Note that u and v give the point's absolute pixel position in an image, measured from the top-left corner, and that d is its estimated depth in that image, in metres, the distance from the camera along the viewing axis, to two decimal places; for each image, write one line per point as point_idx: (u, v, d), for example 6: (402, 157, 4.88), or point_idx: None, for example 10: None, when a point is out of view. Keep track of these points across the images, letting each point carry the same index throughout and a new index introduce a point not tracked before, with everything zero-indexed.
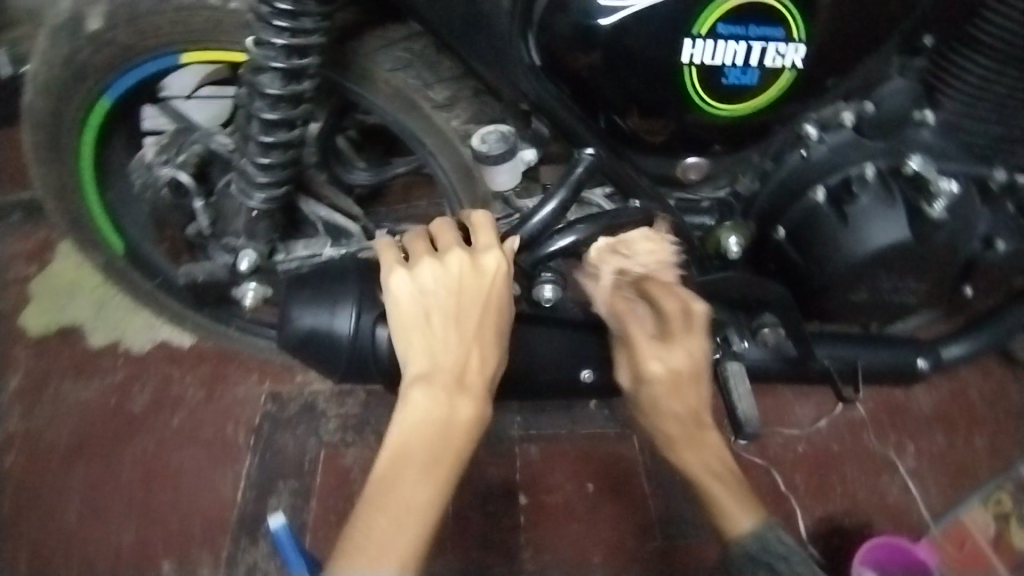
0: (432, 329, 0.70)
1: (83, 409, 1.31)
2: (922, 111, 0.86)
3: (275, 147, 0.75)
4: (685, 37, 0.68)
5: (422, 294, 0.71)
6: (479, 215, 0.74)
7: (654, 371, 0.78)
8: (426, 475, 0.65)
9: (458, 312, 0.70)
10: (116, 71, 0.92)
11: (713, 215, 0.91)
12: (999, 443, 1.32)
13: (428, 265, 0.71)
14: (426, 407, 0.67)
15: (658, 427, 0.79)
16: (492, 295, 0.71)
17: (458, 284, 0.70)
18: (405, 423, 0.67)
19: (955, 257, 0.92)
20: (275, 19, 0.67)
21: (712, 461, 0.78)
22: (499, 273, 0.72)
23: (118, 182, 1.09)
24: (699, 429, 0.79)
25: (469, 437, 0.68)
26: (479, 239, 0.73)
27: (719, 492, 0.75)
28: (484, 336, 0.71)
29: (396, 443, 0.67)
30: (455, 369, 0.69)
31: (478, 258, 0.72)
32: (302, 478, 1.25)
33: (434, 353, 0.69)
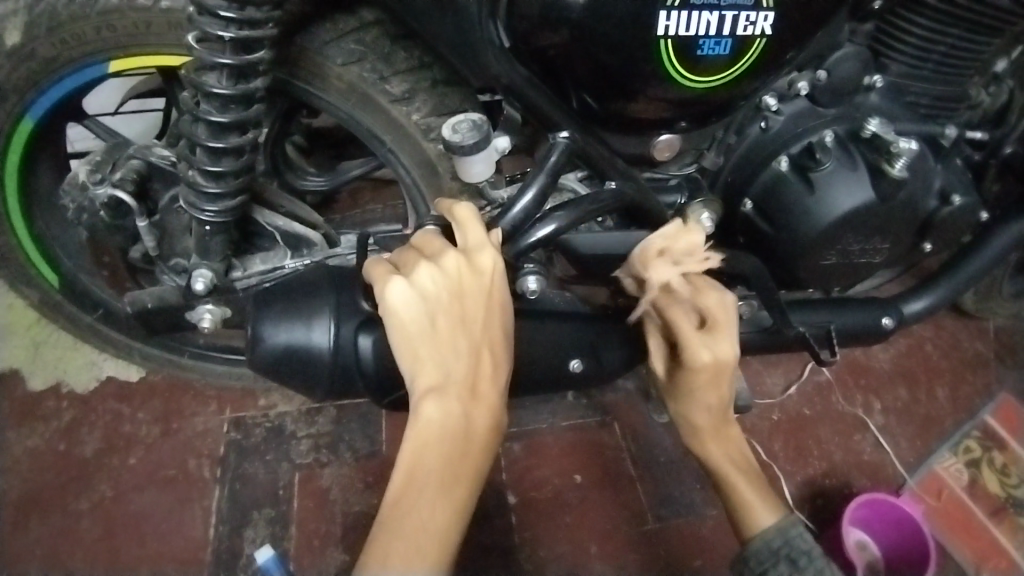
0: (438, 340, 0.67)
1: (30, 459, 1.22)
2: (872, 76, 0.87)
3: (226, 153, 0.70)
4: (660, 9, 0.66)
5: (423, 303, 0.67)
6: (464, 208, 0.69)
7: (703, 365, 0.78)
8: (445, 494, 0.65)
9: (462, 319, 0.67)
10: (37, 87, 0.84)
11: (684, 192, 0.89)
12: (959, 391, 1.37)
13: (424, 271, 0.67)
14: (441, 423, 0.66)
15: (693, 409, 0.83)
16: (494, 296, 0.68)
17: (459, 289, 0.67)
18: (419, 441, 0.65)
19: (915, 214, 0.93)
20: (219, 10, 0.62)
21: (733, 453, 0.85)
22: (497, 270, 0.68)
23: (47, 210, 1.01)
24: (723, 421, 0.85)
25: (485, 447, 0.68)
26: (471, 235, 0.69)
27: (741, 482, 0.81)
28: (492, 341, 0.69)
29: (410, 463, 0.66)
30: (468, 380, 0.67)
31: (474, 258, 0.68)
32: (278, 505, 1.19)
33: (443, 363, 0.67)
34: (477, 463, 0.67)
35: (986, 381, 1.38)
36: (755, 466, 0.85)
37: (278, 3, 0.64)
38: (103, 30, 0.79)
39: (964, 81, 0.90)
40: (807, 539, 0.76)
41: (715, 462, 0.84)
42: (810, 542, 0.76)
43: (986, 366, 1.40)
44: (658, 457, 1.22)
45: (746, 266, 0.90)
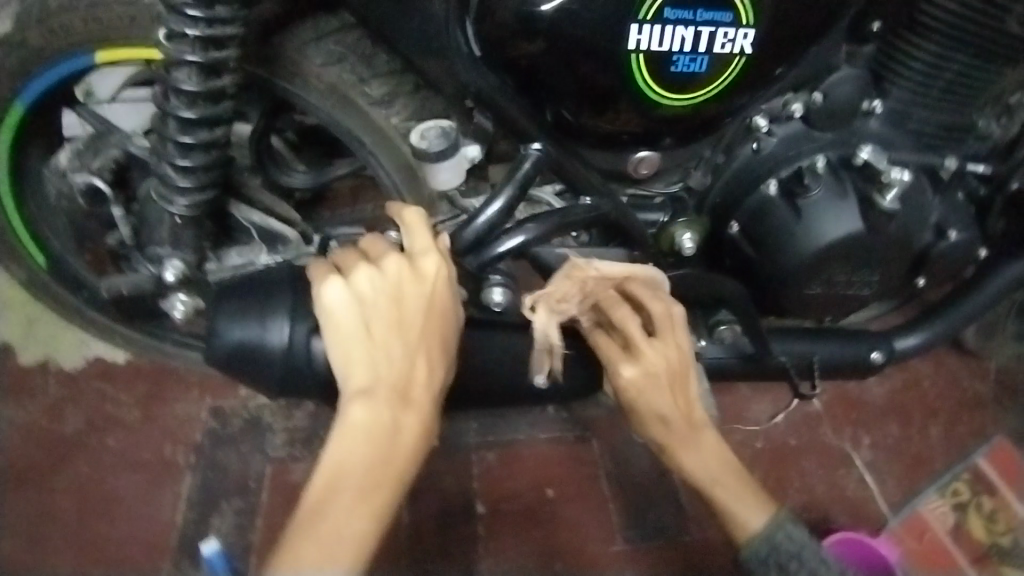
0: (372, 341, 0.67)
1: (12, 433, 1.21)
2: (871, 100, 0.84)
3: (196, 148, 0.71)
4: (631, 22, 0.65)
5: (359, 304, 0.67)
6: (411, 213, 0.70)
7: (632, 384, 0.80)
8: (363, 497, 0.64)
9: (398, 322, 0.67)
10: (28, 75, 0.85)
11: (666, 211, 0.87)
12: (952, 431, 1.33)
13: (363, 274, 0.68)
14: (366, 424, 0.65)
15: (649, 431, 0.82)
16: (434, 302, 0.68)
17: (397, 292, 0.68)
18: (343, 442, 0.65)
19: (907, 248, 0.91)
20: (186, 8, 0.63)
21: (714, 466, 0.81)
22: (439, 277, 0.69)
23: (37, 189, 1.00)
24: (692, 431, 0.82)
25: (412, 455, 0.66)
26: (415, 241, 0.69)
27: (727, 494, 0.80)
28: (429, 349, 0.69)
29: (332, 465, 0.65)
30: (399, 384, 0.67)
31: (417, 263, 0.69)
32: (248, 496, 1.17)
33: (377, 366, 0.67)
34: (402, 471, 0.66)
35: (981, 423, 1.34)
36: (740, 468, 0.82)
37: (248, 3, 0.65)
38: (90, 23, 0.81)
39: (967, 112, 0.87)
40: (800, 533, 0.77)
41: (697, 481, 0.81)
42: (799, 540, 0.77)
43: (983, 408, 1.36)
44: (635, 478, 1.20)
45: (727, 289, 0.87)
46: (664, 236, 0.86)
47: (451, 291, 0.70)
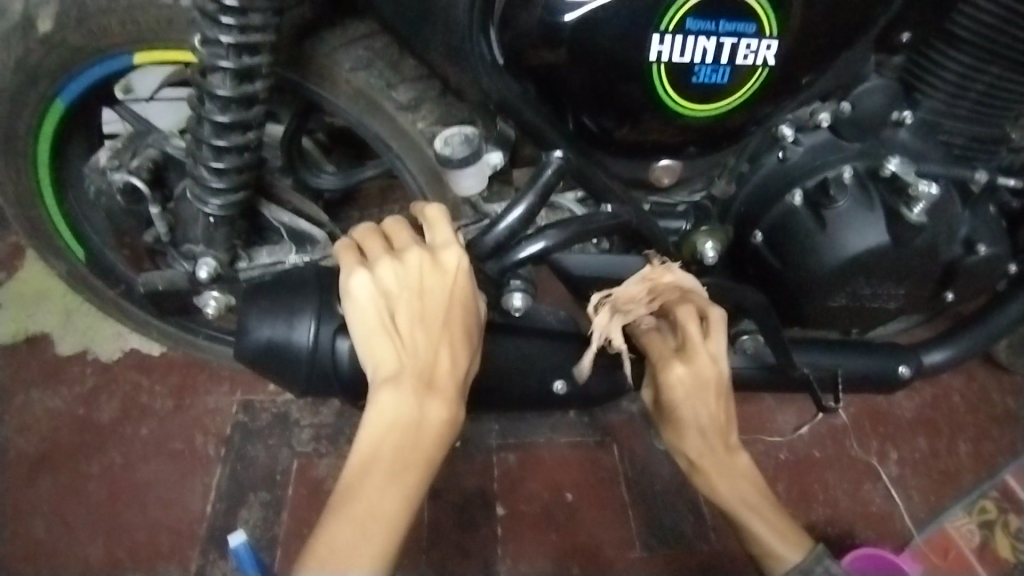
0: (397, 332, 0.69)
1: (50, 419, 1.25)
2: (901, 111, 0.83)
3: (228, 151, 0.73)
4: (653, 32, 0.66)
5: (384, 296, 0.69)
6: (433, 209, 0.72)
7: (680, 387, 0.82)
8: (391, 480, 0.66)
9: (421, 313, 0.69)
10: (68, 74, 0.89)
11: (689, 219, 0.87)
12: (982, 447, 1.30)
13: (387, 265, 0.69)
14: (393, 412, 0.67)
15: (687, 437, 0.85)
16: (455, 294, 0.70)
17: (419, 284, 0.69)
18: (372, 429, 0.67)
19: (936, 261, 0.89)
20: (221, 17, 0.66)
21: (743, 484, 0.84)
22: (459, 270, 0.70)
23: (77, 187, 1.04)
24: (725, 450, 0.84)
25: (438, 442, 0.68)
26: (436, 235, 0.71)
27: (757, 519, 0.81)
28: (452, 339, 0.70)
29: (364, 451, 0.67)
30: (424, 373, 0.69)
31: (438, 256, 0.70)
32: (274, 490, 1.19)
33: (401, 355, 0.69)
34: (428, 456, 0.68)
35: (1012, 440, 1.31)
36: (768, 491, 0.85)
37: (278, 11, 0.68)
38: (128, 25, 0.83)
39: (1000, 125, 0.86)
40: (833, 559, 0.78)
41: (724, 499, 0.83)
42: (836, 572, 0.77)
43: (1016, 424, 1.33)
44: (654, 485, 1.20)
45: (749, 300, 0.86)
46: (685, 245, 0.86)
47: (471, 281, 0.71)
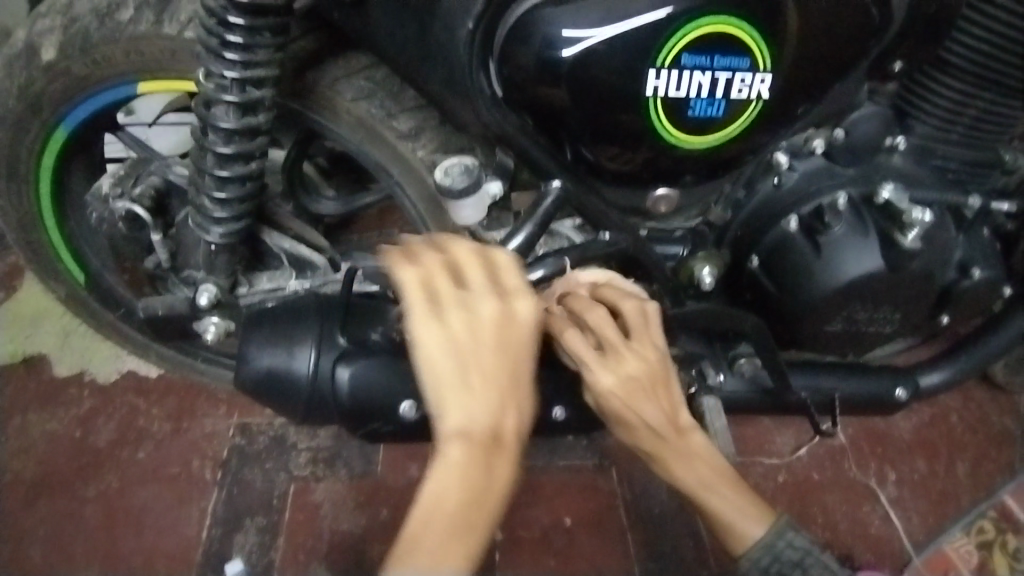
0: (468, 383, 0.67)
1: (46, 443, 1.25)
2: (895, 136, 0.85)
3: (231, 181, 0.75)
4: (650, 68, 0.67)
5: (456, 345, 0.67)
6: (503, 254, 0.71)
7: (610, 390, 0.76)
8: (458, 535, 0.65)
9: (493, 365, 0.68)
10: (72, 100, 0.90)
11: (686, 245, 0.89)
12: (980, 468, 1.30)
13: (458, 314, 0.67)
14: (462, 466, 0.66)
15: (636, 437, 0.80)
16: (524, 345, 0.69)
17: (495, 335, 0.68)
18: (440, 483, 0.65)
19: (930, 286, 0.90)
20: (225, 52, 0.69)
21: (704, 468, 0.80)
22: (532, 320, 0.70)
23: (77, 213, 1.05)
24: (677, 436, 0.80)
25: (503, 494, 0.67)
26: (509, 281, 0.70)
27: (718, 500, 0.78)
28: (516, 390, 0.69)
29: (429, 505, 0.65)
30: (493, 427, 0.67)
31: (511, 306, 0.68)
32: (270, 515, 1.18)
33: (469, 409, 0.67)
34: (492, 511, 0.67)
35: (1010, 459, 1.32)
36: (732, 474, 0.81)
37: (281, 46, 0.71)
38: (132, 55, 0.84)
39: (995, 148, 0.87)
40: (803, 538, 0.75)
41: (685, 485, 0.80)
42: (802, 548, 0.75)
43: (1014, 444, 1.33)
44: (653, 508, 1.20)
45: (748, 324, 0.86)
46: (683, 271, 0.87)
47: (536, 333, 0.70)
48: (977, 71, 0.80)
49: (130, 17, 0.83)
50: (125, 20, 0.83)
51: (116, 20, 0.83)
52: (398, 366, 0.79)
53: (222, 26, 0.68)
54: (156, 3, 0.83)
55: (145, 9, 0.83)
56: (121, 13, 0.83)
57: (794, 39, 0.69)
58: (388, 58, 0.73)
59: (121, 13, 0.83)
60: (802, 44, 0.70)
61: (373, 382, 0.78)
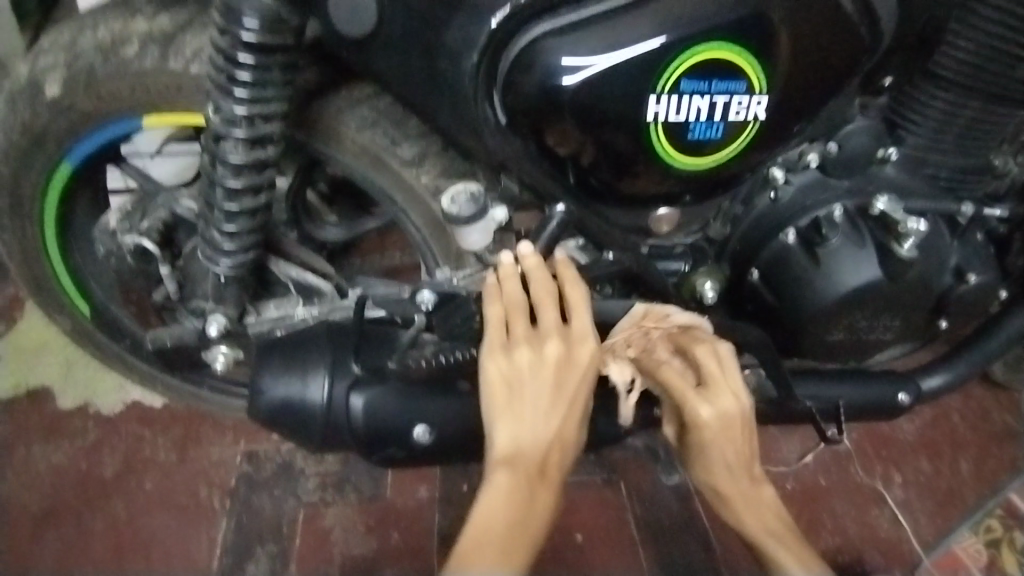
0: (521, 412, 0.70)
1: (52, 476, 1.25)
2: (886, 148, 0.86)
3: (240, 213, 0.77)
4: (649, 94, 0.69)
5: (519, 379, 0.70)
6: (577, 294, 0.73)
7: (710, 422, 0.78)
8: (504, 555, 0.67)
9: (550, 401, 0.70)
10: (77, 135, 0.92)
11: (688, 260, 0.90)
12: (985, 467, 1.32)
13: (526, 350, 0.70)
14: (507, 489, 0.69)
15: (712, 476, 0.81)
16: (582, 387, 0.71)
17: (553, 372, 0.70)
18: (488, 502, 0.68)
19: (928, 292, 0.92)
20: (233, 88, 0.71)
21: (769, 517, 0.81)
22: (594, 364, 0.72)
23: (81, 247, 1.06)
24: (750, 484, 0.82)
25: (544, 522, 0.70)
26: (578, 323, 0.72)
27: (782, 546, 0.79)
28: (568, 426, 0.72)
29: (477, 522, 0.68)
30: (542, 457, 0.70)
31: (574, 347, 0.71)
32: (280, 541, 1.18)
33: (519, 436, 0.70)
34: (535, 536, 0.69)
35: (1014, 457, 1.33)
36: (793, 523, 0.82)
37: (288, 83, 0.73)
38: (137, 90, 0.86)
39: (986, 153, 0.88)
40: None
41: (748, 532, 0.80)
42: None
43: (1017, 441, 1.35)
44: (662, 520, 1.20)
45: (751, 336, 0.88)
46: (686, 285, 0.90)
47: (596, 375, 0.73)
48: (964, 79, 0.81)
49: (135, 52, 0.84)
50: (130, 57, 0.85)
51: (121, 57, 0.85)
52: (407, 390, 0.80)
53: (230, 63, 0.71)
54: (161, 38, 0.84)
55: (150, 44, 0.84)
56: (126, 48, 0.85)
57: (786, 59, 0.71)
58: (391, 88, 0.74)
59: (126, 49, 0.85)
60: (794, 64, 0.72)
61: (386, 408, 0.80)
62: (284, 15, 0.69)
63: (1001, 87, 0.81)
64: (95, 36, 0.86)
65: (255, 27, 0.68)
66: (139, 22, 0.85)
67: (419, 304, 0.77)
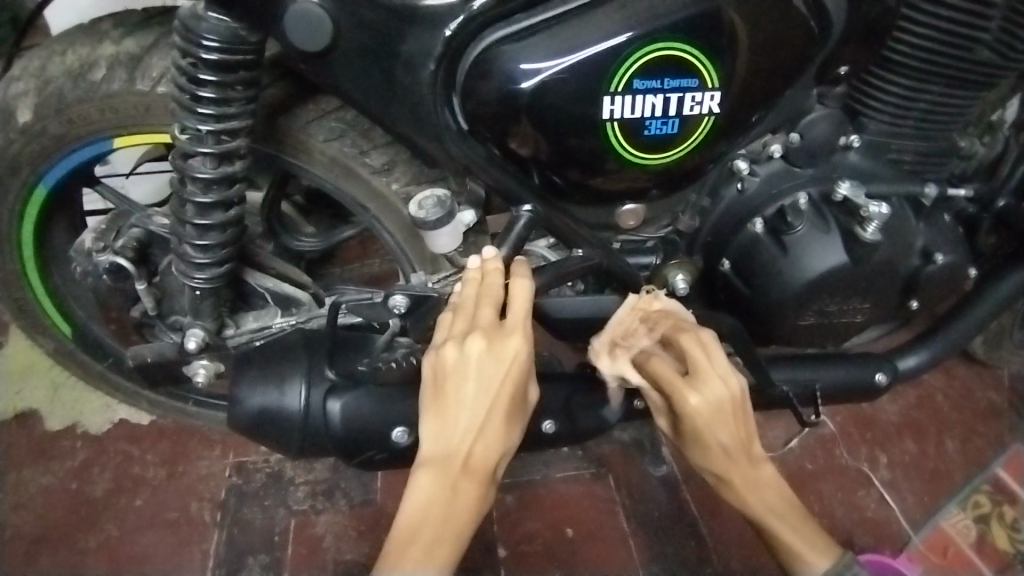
0: (447, 411, 0.72)
1: (42, 498, 1.24)
2: (849, 135, 0.88)
3: (212, 228, 0.77)
4: (603, 94, 0.71)
5: (444, 377, 0.71)
6: (520, 287, 0.74)
7: (698, 417, 0.76)
8: (431, 551, 0.69)
9: (473, 398, 0.71)
10: (48, 161, 0.92)
11: (658, 254, 0.91)
12: (970, 445, 1.33)
13: (450, 348, 0.71)
14: (431, 487, 0.70)
15: (711, 462, 0.80)
16: (506, 383, 0.71)
17: (476, 370, 0.70)
18: (409, 502, 0.70)
19: (896, 275, 0.93)
20: (197, 107, 0.72)
21: (771, 495, 0.80)
22: (518, 360, 0.71)
23: (61, 268, 1.06)
24: (749, 464, 0.80)
25: (467, 521, 0.70)
26: (510, 319, 0.73)
27: (783, 528, 0.78)
28: (493, 424, 0.72)
29: (407, 521, 0.70)
30: (466, 454, 0.71)
31: (499, 343, 0.71)
32: (273, 552, 1.18)
33: (443, 436, 0.72)
34: (457, 534, 0.70)
35: (998, 433, 1.35)
36: (796, 501, 0.81)
37: (252, 97, 0.75)
38: (107, 112, 0.87)
39: (949, 136, 0.91)
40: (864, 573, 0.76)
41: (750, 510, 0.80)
42: None
43: (999, 418, 1.37)
44: (652, 512, 1.22)
45: (723, 325, 0.89)
46: (657, 278, 0.90)
47: (524, 373, 0.72)
48: (920, 66, 0.83)
49: (103, 75, 0.85)
50: (97, 79, 0.85)
51: (89, 80, 0.85)
52: (384, 392, 0.82)
53: (193, 83, 0.72)
54: (127, 61, 0.85)
55: (116, 67, 0.85)
56: (93, 72, 0.85)
57: (740, 54, 0.73)
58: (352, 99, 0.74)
59: (94, 73, 0.85)
60: (748, 58, 0.73)
61: (364, 413, 0.81)
62: (244, 34, 0.71)
63: (958, 71, 0.83)
64: (64, 61, 0.87)
65: (215, 47, 0.70)
66: (105, 46, 0.86)
67: (391, 308, 0.78)
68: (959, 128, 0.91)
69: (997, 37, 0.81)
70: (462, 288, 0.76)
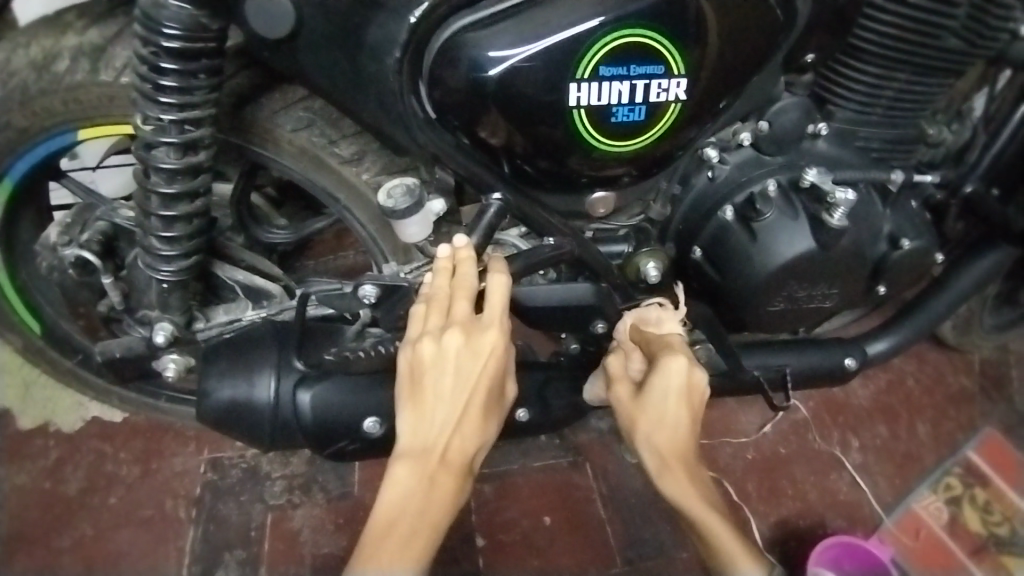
0: (424, 404, 0.73)
1: (12, 498, 1.22)
2: (817, 123, 0.88)
3: (177, 219, 0.76)
4: (571, 81, 0.71)
5: (420, 371, 0.72)
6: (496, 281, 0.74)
7: (677, 378, 0.81)
8: (406, 547, 0.67)
9: (452, 392, 0.72)
10: (13, 153, 0.90)
11: (630, 242, 0.91)
12: (940, 427, 1.36)
13: (428, 342, 0.71)
14: (408, 481, 0.70)
15: (649, 438, 0.81)
16: (482, 378, 0.73)
17: (455, 363, 0.71)
18: (387, 496, 0.70)
19: (863, 261, 0.94)
20: (159, 96, 0.71)
21: (708, 496, 0.78)
22: (495, 353, 0.73)
23: (28, 264, 1.04)
24: (693, 462, 0.81)
25: (446, 513, 0.70)
26: (486, 312, 0.74)
27: (714, 520, 0.75)
28: (469, 417, 0.73)
29: (382, 516, 0.69)
30: (444, 447, 0.72)
31: (475, 336, 0.72)
32: (249, 547, 1.18)
33: (421, 431, 0.72)
34: (435, 526, 0.69)
35: (969, 416, 1.38)
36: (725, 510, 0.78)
37: (216, 87, 0.74)
38: (71, 103, 0.85)
39: (916, 123, 0.92)
40: None
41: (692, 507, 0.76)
42: None
43: (970, 401, 1.40)
44: (629, 499, 1.22)
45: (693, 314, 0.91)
46: (630, 266, 0.90)
47: (500, 367, 0.74)
48: (886, 54, 0.84)
49: (66, 66, 0.83)
50: (61, 70, 0.83)
51: (52, 71, 0.83)
52: (353, 383, 0.82)
53: (155, 72, 0.70)
54: (91, 51, 0.83)
55: (80, 57, 0.83)
56: (57, 64, 0.84)
57: (707, 44, 0.73)
58: (320, 88, 0.74)
59: (57, 64, 0.84)
60: (714, 48, 0.74)
61: (335, 403, 0.81)
62: (205, 21, 0.69)
63: (923, 59, 0.84)
64: (27, 52, 0.84)
65: (177, 35, 0.69)
66: (69, 36, 0.84)
67: (362, 298, 0.78)
68: (926, 115, 0.92)
69: (960, 26, 0.82)
70: (433, 275, 0.75)
